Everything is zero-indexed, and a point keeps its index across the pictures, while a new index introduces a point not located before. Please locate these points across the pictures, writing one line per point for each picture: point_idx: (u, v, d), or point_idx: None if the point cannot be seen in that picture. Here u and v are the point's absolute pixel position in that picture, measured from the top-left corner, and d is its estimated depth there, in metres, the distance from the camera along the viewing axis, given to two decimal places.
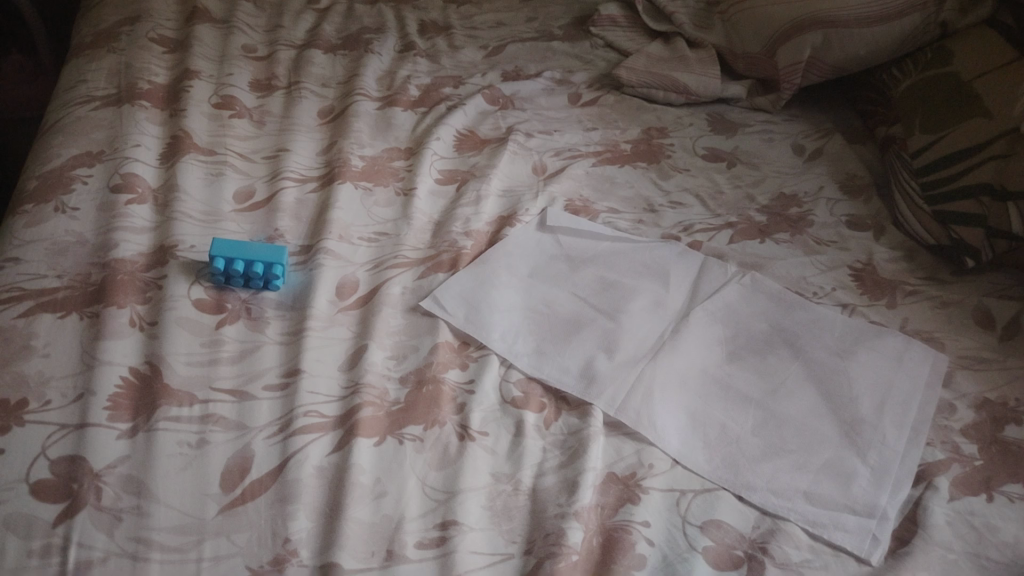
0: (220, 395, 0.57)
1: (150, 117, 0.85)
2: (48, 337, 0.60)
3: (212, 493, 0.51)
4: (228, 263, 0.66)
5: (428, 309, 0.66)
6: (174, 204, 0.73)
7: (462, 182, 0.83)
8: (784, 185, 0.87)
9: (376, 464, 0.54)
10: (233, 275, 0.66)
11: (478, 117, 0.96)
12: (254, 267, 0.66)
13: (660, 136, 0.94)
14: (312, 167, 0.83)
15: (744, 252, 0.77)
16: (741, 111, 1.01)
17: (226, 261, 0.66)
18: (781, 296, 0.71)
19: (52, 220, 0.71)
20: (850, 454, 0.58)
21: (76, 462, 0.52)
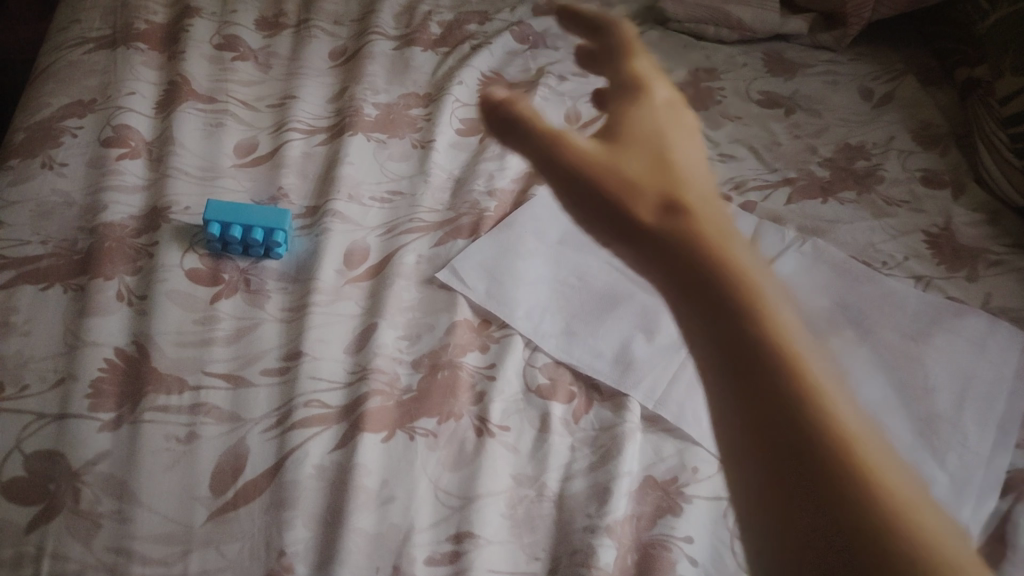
0: (213, 381, 0.52)
1: (147, 61, 0.78)
2: (28, 312, 0.55)
3: (201, 496, 0.46)
4: (225, 228, 0.60)
5: (445, 282, 0.59)
6: (170, 160, 0.67)
7: (487, 133, 0.75)
8: (849, 136, 0.77)
9: (384, 464, 0.48)
10: (230, 242, 0.60)
11: (505, 57, 0.87)
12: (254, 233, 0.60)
13: (709, 78, 0.84)
14: (322, 116, 0.75)
15: (803, 214, 0.68)
16: (801, 49, 0.90)
17: (222, 226, 0.60)
18: (845, 266, 0.63)
19: (38, 177, 0.64)
20: (926, 456, 0.50)
21: (54, 458, 0.47)
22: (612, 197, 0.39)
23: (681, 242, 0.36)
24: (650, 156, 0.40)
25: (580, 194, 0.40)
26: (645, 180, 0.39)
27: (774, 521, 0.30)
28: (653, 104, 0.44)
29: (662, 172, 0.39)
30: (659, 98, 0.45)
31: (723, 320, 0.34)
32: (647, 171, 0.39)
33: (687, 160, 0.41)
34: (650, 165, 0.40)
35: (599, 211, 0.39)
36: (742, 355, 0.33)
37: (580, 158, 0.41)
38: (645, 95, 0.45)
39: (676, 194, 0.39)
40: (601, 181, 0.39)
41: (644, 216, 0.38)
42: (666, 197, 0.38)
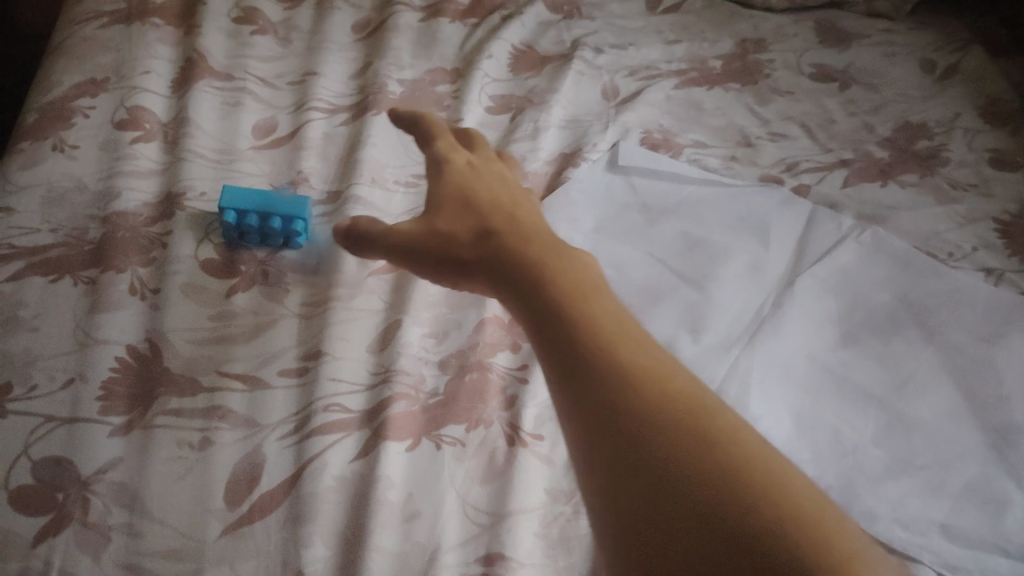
0: (228, 382, 0.49)
1: (162, 37, 0.74)
2: (37, 306, 0.52)
3: (215, 509, 0.43)
4: (241, 216, 0.56)
5: None
6: (185, 142, 0.64)
7: (518, 111, 0.71)
8: (910, 112, 0.71)
9: (409, 476, 0.45)
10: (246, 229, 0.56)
11: (538, 28, 0.82)
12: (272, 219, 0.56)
13: (757, 50, 0.79)
14: (344, 94, 0.71)
15: (861, 200, 0.63)
16: (856, 17, 0.84)
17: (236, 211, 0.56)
18: (909, 257, 0.58)
19: (49, 161, 0.62)
20: (999, 473, 0.46)
21: (63, 465, 0.44)
22: (433, 249, 0.40)
23: (514, 262, 0.37)
24: (462, 199, 0.41)
25: (404, 258, 0.41)
26: (456, 224, 0.40)
27: (618, 525, 0.28)
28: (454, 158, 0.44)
29: (472, 211, 0.40)
30: (438, 140, 0.46)
31: (555, 324, 0.33)
32: (455, 213, 0.40)
33: (490, 194, 0.42)
34: (457, 208, 0.41)
35: (429, 262, 0.40)
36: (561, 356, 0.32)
37: (396, 227, 0.41)
38: (462, 145, 0.46)
39: (480, 228, 0.39)
40: (419, 240, 0.40)
41: (464, 253, 0.39)
42: (478, 233, 0.39)
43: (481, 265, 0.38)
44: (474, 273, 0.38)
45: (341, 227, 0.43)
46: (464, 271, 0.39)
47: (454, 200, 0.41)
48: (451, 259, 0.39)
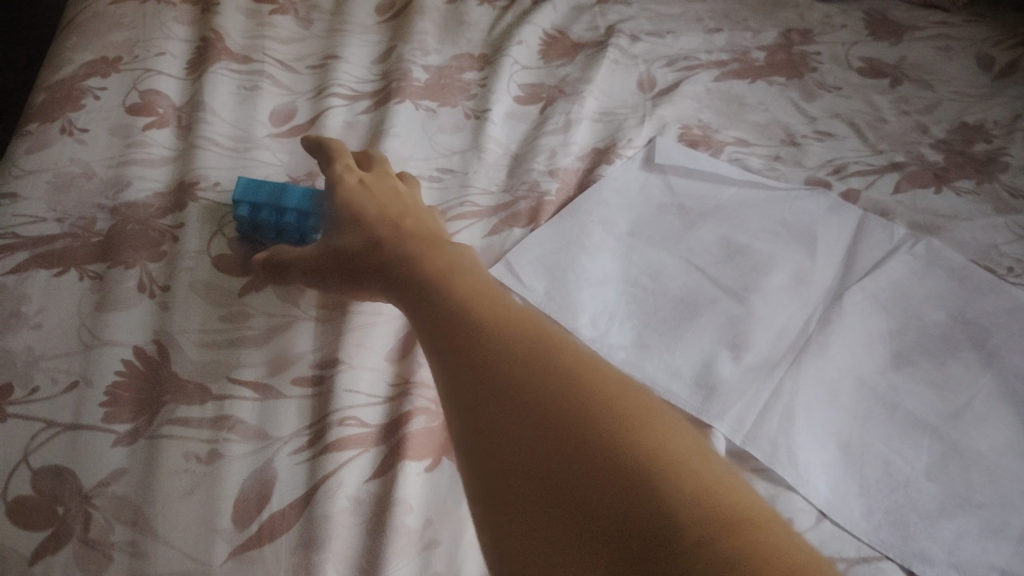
0: (239, 390, 0.46)
1: (178, 16, 0.71)
2: (41, 301, 0.49)
3: (222, 529, 0.40)
4: (256, 208, 0.53)
5: (499, 278, 0.52)
6: (200, 128, 0.61)
7: (548, 102, 0.67)
8: (967, 112, 0.67)
9: (427, 500, 0.43)
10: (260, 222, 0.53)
11: (570, 13, 0.78)
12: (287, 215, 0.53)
13: (803, 41, 0.74)
14: (366, 79, 0.68)
15: (915, 207, 0.59)
16: (908, 8, 0.79)
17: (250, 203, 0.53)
18: (965, 272, 0.54)
19: (57, 145, 0.59)
20: None
21: (63, 477, 0.42)
22: (323, 257, 0.48)
23: (373, 255, 0.45)
24: (346, 214, 0.49)
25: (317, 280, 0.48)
26: (345, 239, 0.48)
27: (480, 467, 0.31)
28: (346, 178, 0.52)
29: (354, 225, 0.48)
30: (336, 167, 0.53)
31: (444, 324, 0.37)
32: (341, 228, 0.49)
33: (374, 203, 0.50)
34: (345, 222, 0.49)
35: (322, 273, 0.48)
36: (444, 347, 0.36)
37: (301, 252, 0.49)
38: (356, 166, 0.54)
39: (361, 235, 0.47)
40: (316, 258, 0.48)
41: (344, 257, 0.47)
42: (357, 238, 0.47)
43: (353, 265, 0.46)
44: (352, 277, 0.46)
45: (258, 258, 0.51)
46: (347, 274, 0.47)
47: (341, 217, 0.49)
48: (340, 264, 0.47)
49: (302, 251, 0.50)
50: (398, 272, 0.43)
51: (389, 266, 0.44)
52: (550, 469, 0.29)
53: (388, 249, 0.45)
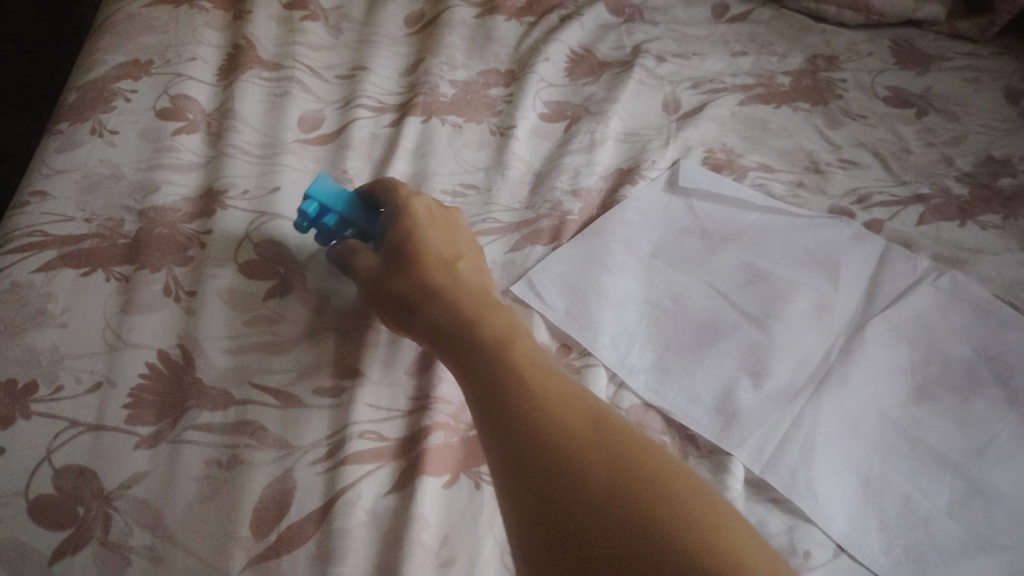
0: (261, 397, 0.46)
1: (210, 21, 0.72)
2: (67, 300, 0.50)
3: (241, 537, 0.41)
4: (320, 208, 0.51)
5: (521, 296, 0.52)
6: (229, 135, 0.61)
7: (573, 120, 0.67)
8: (993, 146, 0.67)
9: (445, 517, 0.42)
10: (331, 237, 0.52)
11: (597, 31, 0.78)
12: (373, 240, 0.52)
13: (829, 67, 0.75)
14: (393, 92, 0.69)
15: (939, 239, 0.59)
16: (935, 37, 0.79)
17: (339, 214, 0.51)
18: (989, 308, 0.54)
19: (87, 146, 0.59)
20: None
21: (85, 477, 0.42)
22: (381, 288, 0.46)
23: (433, 303, 0.43)
24: (411, 247, 0.47)
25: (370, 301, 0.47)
26: (403, 278, 0.45)
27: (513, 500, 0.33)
28: (415, 210, 0.49)
29: (415, 264, 0.46)
30: (401, 197, 0.50)
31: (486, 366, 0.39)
32: (402, 262, 0.46)
33: (439, 246, 0.48)
34: (406, 255, 0.46)
35: (379, 302, 0.46)
36: (497, 393, 0.37)
37: (365, 270, 0.48)
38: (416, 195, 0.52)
39: (418, 278, 0.45)
40: (375, 284, 0.46)
41: (398, 296, 0.45)
42: (415, 280, 0.45)
43: (411, 306, 0.44)
44: (406, 316, 0.44)
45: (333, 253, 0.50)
46: (402, 312, 0.45)
47: (404, 249, 0.47)
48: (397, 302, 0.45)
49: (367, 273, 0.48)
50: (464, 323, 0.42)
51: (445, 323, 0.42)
52: (598, 531, 0.30)
53: (442, 305, 0.44)
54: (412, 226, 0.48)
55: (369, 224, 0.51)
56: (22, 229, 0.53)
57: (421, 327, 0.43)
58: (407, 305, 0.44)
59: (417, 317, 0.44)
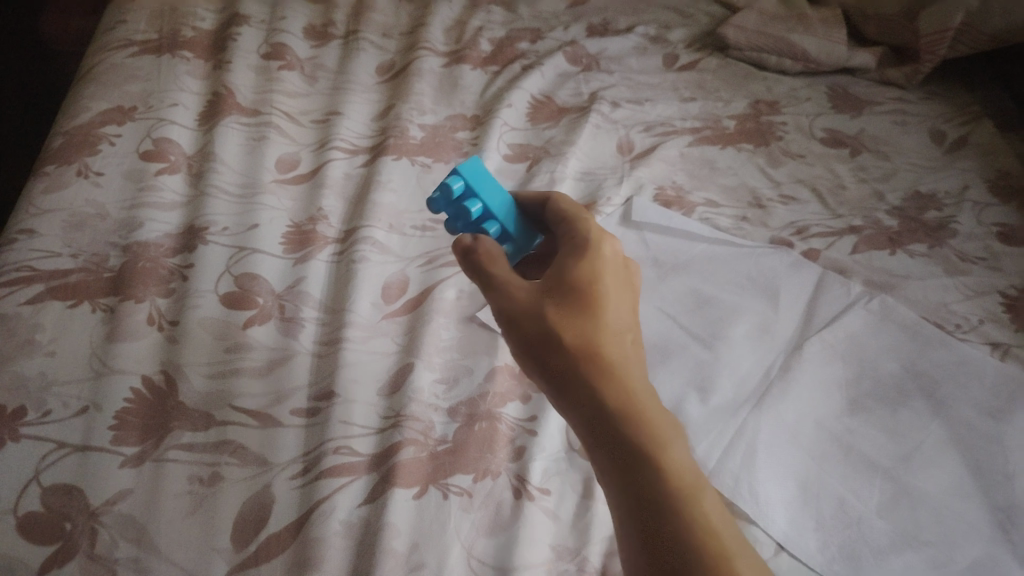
0: (240, 418, 0.49)
1: (191, 70, 0.76)
2: (55, 330, 0.52)
3: (221, 548, 0.43)
4: (467, 192, 0.46)
5: (487, 321, 0.57)
6: (209, 176, 0.65)
7: (534, 161, 0.72)
8: (920, 182, 0.73)
9: (416, 525, 0.45)
10: (463, 223, 0.47)
11: (557, 79, 0.84)
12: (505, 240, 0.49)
13: (771, 111, 0.81)
14: (365, 135, 0.73)
15: (871, 266, 0.64)
16: (868, 83, 0.85)
17: (484, 206, 0.46)
18: (917, 327, 0.58)
19: (73, 187, 0.63)
20: (1004, 551, 0.45)
21: (72, 494, 0.44)
22: (535, 321, 0.39)
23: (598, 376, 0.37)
24: (588, 293, 0.40)
25: (509, 325, 0.41)
26: (571, 326, 0.39)
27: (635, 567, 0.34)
28: (602, 249, 0.42)
29: (585, 313, 0.39)
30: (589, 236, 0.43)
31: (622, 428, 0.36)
32: (571, 305, 0.40)
33: (621, 304, 0.41)
34: (581, 301, 0.40)
35: (519, 329, 0.40)
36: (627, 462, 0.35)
37: (515, 290, 0.41)
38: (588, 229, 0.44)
39: (590, 335, 0.38)
40: (524, 309, 0.40)
41: (560, 335, 0.39)
42: (586, 337, 0.38)
43: (566, 363, 0.38)
44: (553, 366, 0.38)
45: (464, 244, 0.44)
46: (548, 360, 0.39)
47: (580, 289, 0.40)
48: (547, 347, 0.39)
49: (508, 289, 0.41)
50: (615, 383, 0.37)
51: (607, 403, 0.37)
52: None
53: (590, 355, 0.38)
54: (599, 269, 0.41)
55: (512, 229, 0.47)
56: (11, 264, 0.56)
57: (568, 388, 0.38)
58: (553, 344, 0.38)
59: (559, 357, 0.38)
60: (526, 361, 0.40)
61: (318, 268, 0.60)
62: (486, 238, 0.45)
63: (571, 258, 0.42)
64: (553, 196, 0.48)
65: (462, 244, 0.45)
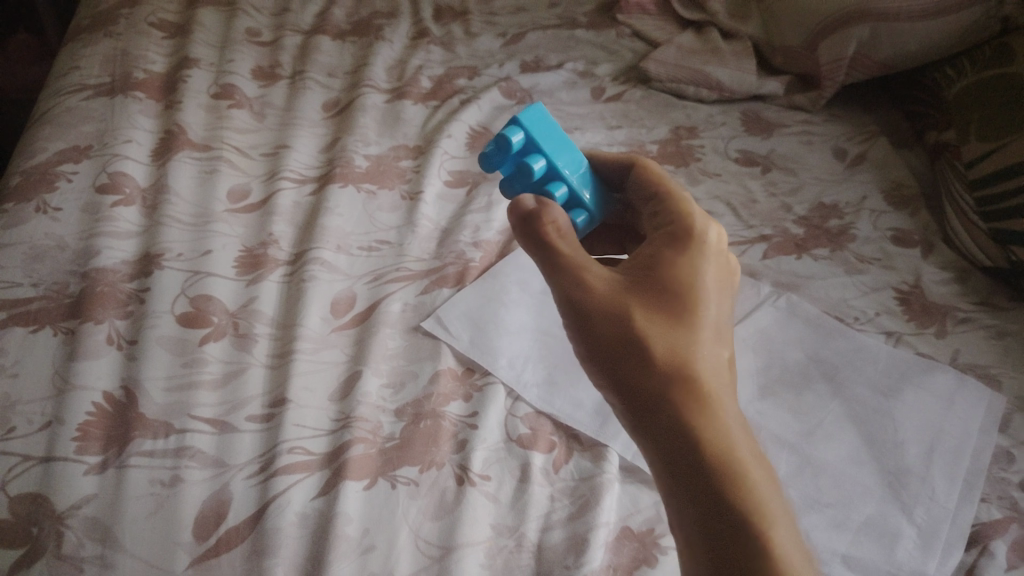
0: (199, 425, 0.52)
1: (144, 109, 0.80)
2: (17, 355, 0.55)
3: (184, 541, 0.46)
4: (530, 144, 0.50)
5: (430, 330, 0.61)
6: (163, 208, 0.68)
7: (473, 186, 0.78)
8: (824, 194, 0.80)
9: (366, 513, 0.49)
10: (523, 180, 0.50)
11: (493, 111, 0.90)
12: (567, 204, 0.51)
13: (689, 136, 0.88)
14: (313, 166, 0.78)
15: (780, 269, 0.70)
16: (778, 109, 0.93)
17: (549, 162, 0.50)
18: (820, 320, 0.64)
19: (32, 222, 0.66)
20: (894, 510, 0.51)
21: (39, 501, 0.47)
22: (617, 327, 0.42)
23: (682, 393, 0.39)
24: (676, 305, 0.42)
25: (577, 310, 0.43)
26: (651, 322, 0.42)
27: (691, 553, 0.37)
28: (694, 256, 0.45)
29: (665, 314, 0.42)
30: (689, 230, 0.46)
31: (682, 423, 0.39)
32: (657, 317, 0.42)
33: (710, 313, 0.43)
34: (668, 314, 0.42)
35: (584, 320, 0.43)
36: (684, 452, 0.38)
37: (591, 281, 0.43)
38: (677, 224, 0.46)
39: (676, 348, 0.41)
40: (603, 310, 0.42)
41: (630, 329, 0.41)
42: (672, 351, 0.41)
43: (646, 374, 0.40)
44: (628, 370, 0.41)
45: (526, 209, 0.46)
46: (624, 368, 0.41)
47: (669, 301, 0.43)
48: (626, 355, 0.41)
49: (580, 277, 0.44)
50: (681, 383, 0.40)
51: (686, 419, 0.39)
52: None
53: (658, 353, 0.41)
54: (691, 277, 0.44)
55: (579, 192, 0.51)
56: None
57: (642, 398, 0.40)
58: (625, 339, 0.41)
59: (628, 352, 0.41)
60: (597, 361, 0.42)
61: (270, 288, 0.64)
62: (552, 210, 0.46)
63: (665, 264, 0.44)
64: (638, 166, 0.51)
65: (524, 209, 0.46)
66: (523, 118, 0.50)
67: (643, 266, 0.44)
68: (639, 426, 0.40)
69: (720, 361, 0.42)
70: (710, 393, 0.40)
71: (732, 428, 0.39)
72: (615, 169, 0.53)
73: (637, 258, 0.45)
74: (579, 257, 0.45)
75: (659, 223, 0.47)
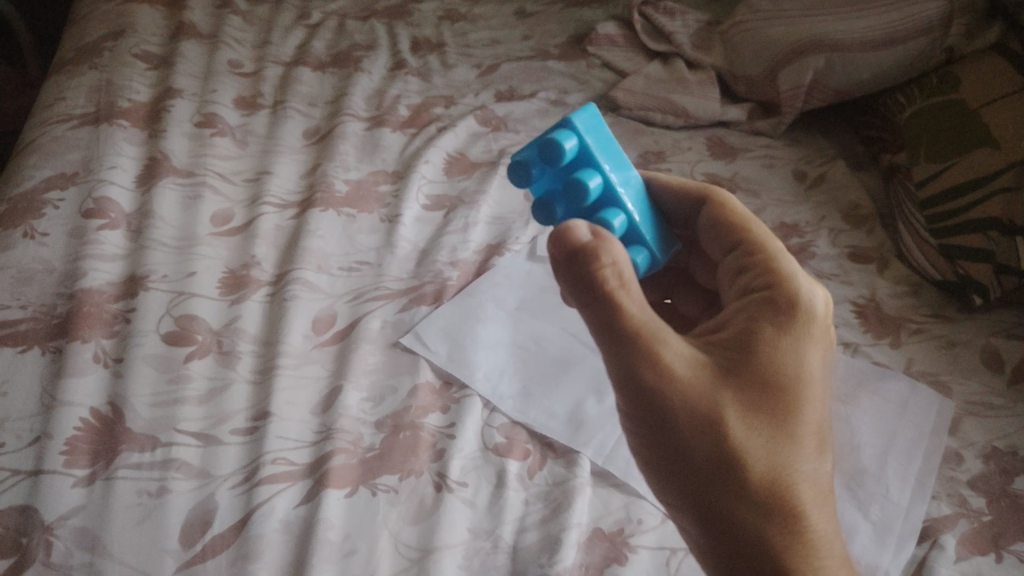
0: (185, 439, 0.54)
1: (128, 137, 0.82)
2: (6, 374, 0.57)
3: (171, 549, 0.48)
4: (581, 153, 0.43)
5: (409, 345, 0.63)
6: (149, 231, 0.71)
7: (450, 209, 0.81)
8: (785, 215, 0.84)
9: (347, 519, 0.51)
10: (573, 201, 0.43)
11: (469, 138, 0.93)
12: (625, 238, 0.45)
13: (657, 161, 0.91)
14: (294, 192, 0.80)
15: None
16: (741, 135, 0.97)
17: (604, 182, 0.43)
18: None
19: (19, 246, 0.67)
20: (850, 507, 0.54)
21: (28, 513, 0.49)
22: (706, 434, 0.38)
23: (780, 527, 0.38)
24: (775, 409, 0.39)
25: (656, 400, 0.38)
26: (751, 430, 0.39)
27: None
28: (797, 343, 0.41)
29: (766, 419, 0.39)
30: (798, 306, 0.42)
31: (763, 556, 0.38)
32: (752, 424, 0.39)
33: (811, 415, 0.41)
34: (766, 422, 0.39)
35: (663, 413, 0.38)
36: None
37: (676, 367, 0.38)
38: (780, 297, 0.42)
39: (774, 465, 0.39)
40: (692, 409, 0.38)
41: (724, 436, 0.38)
42: (769, 470, 0.38)
43: (740, 499, 0.38)
44: (714, 480, 0.38)
45: (579, 243, 0.38)
46: (707, 481, 0.38)
47: (769, 402, 0.39)
48: (715, 473, 0.38)
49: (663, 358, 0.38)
50: (774, 509, 0.38)
51: (776, 553, 0.38)
52: None
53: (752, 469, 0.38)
54: (796, 368, 0.40)
55: (640, 230, 0.45)
56: None
57: (724, 518, 0.38)
58: (717, 446, 0.38)
59: (719, 460, 0.38)
60: (668, 458, 0.40)
61: (253, 307, 0.66)
62: (610, 248, 0.38)
63: (767, 352, 0.40)
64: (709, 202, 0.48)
65: (571, 242, 0.38)
66: (575, 121, 0.42)
67: (739, 349, 0.40)
68: (716, 550, 0.39)
69: (821, 475, 0.40)
70: (808, 522, 0.39)
71: (835, 569, 0.38)
72: (683, 201, 0.49)
73: (727, 334, 0.41)
74: (659, 328, 0.39)
75: (753, 279, 0.44)
